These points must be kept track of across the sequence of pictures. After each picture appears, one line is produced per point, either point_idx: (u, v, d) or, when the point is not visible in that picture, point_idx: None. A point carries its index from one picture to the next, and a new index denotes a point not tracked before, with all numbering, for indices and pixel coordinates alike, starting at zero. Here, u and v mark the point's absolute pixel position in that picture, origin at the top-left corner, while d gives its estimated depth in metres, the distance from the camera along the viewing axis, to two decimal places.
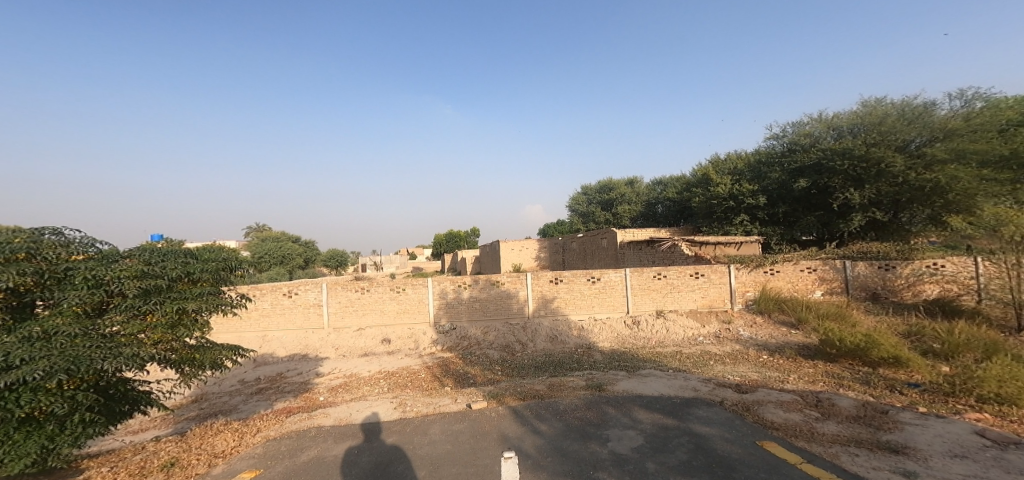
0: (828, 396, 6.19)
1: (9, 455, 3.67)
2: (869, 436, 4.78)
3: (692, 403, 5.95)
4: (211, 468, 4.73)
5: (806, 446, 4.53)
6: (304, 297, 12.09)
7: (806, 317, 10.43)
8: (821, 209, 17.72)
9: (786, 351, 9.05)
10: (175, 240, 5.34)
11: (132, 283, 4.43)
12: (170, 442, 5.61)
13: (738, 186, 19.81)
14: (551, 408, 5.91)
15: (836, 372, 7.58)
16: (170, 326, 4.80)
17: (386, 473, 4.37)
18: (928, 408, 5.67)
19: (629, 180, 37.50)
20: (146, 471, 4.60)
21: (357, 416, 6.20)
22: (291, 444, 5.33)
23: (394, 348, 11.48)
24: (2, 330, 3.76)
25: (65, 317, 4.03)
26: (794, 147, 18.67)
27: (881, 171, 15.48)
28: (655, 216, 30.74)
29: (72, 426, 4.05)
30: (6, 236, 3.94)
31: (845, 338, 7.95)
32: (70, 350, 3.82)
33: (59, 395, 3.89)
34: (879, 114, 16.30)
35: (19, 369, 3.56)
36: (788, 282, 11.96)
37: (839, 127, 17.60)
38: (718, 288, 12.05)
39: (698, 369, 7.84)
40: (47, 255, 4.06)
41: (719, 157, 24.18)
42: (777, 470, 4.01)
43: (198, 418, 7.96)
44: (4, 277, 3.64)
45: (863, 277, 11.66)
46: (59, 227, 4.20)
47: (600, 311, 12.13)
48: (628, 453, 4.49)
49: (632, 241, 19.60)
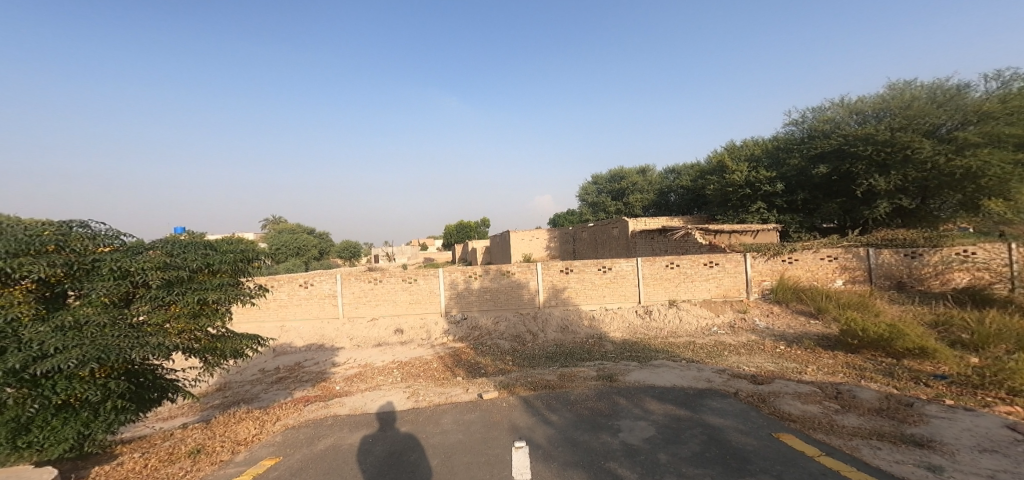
0: (848, 388, 6.07)
1: (49, 440, 3.91)
2: (892, 429, 4.68)
3: (706, 393, 5.91)
4: (235, 455, 4.90)
5: (825, 439, 4.44)
6: (319, 288, 12.31)
7: (826, 306, 10.16)
8: (843, 196, 17.27)
9: (805, 341, 8.89)
10: (196, 232, 5.50)
11: (156, 274, 4.57)
12: (197, 430, 5.81)
13: (755, 172, 19.31)
14: (562, 398, 5.92)
15: (857, 363, 7.41)
16: (193, 316, 4.93)
17: (400, 461, 4.46)
18: (955, 400, 5.52)
19: (642, 170, 36.60)
20: (174, 457, 4.78)
21: (372, 406, 6.33)
22: (309, 432, 5.47)
23: (406, 338, 11.64)
24: (37, 319, 3.91)
25: (95, 307, 4.19)
26: (814, 133, 18.18)
27: (907, 157, 14.89)
28: (668, 205, 30.50)
29: (105, 413, 4.27)
30: (37, 229, 4.09)
31: (868, 329, 7.76)
32: (100, 340, 4.00)
33: (92, 382, 4.08)
34: (907, 98, 15.73)
35: (54, 357, 3.74)
36: (808, 271, 11.72)
37: (863, 111, 17.15)
38: (732, 278, 11.83)
39: (712, 360, 7.75)
40: (75, 247, 4.21)
41: (735, 144, 23.72)
42: (794, 462, 3.95)
43: (221, 406, 8.21)
44: (35, 269, 3.80)
45: (888, 266, 11.34)
46: (85, 220, 4.35)
47: (611, 301, 12.06)
48: (639, 444, 4.49)
49: (644, 231, 19.37)
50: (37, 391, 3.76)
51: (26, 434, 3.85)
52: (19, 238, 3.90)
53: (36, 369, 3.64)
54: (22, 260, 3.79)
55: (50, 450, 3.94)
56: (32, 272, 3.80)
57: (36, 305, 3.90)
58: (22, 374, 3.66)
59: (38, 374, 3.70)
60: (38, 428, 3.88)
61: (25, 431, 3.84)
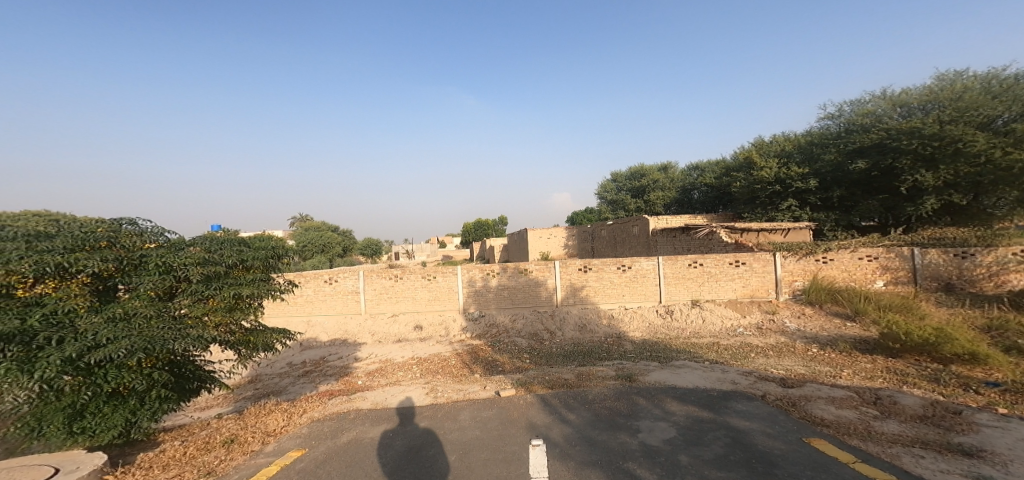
0: (889, 393, 5.76)
1: (100, 427, 4.21)
2: (936, 437, 4.41)
3: (731, 396, 5.73)
4: (264, 446, 5.09)
5: (861, 446, 4.24)
6: (342, 284, 12.64)
7: (864, 308, 9.69)
8: (885, 192, 16.44)
9: (840, 344, 8.50)
10: (231, 229, 5.72)
11: (196, 269, 4.79)
12: (230, 420, 6.06)
13: (785, 169, 18.58)
14: (580, 397, 5.86)
15: (899, 368, 7.03)
16: (229, 310, 5.16)
17: (419, 456, 4.52)
18: (1008, 409, 5.15)
19: (663, 167, 35.89)
20: (210, 446, 5.01)
21: (392, 400, 6.46)
22: (332, 425, 5.63)
23: (426, 335, 11.79)
24: (92, 310, 4.18)
25: (142, 300, 4.44)
26: (853, 127, 17.36)
27: (958, 150, 13.87)
28: (692, 203, 29.90)
29: (150, 402, 4.54)
30: (92, 226, 4.39)
31: (912, 332, 7.35)
32: (147, 331, 4.23)
33: (138, 372, 4.33)
34: (958, 89, 14.85)
35: (106, 347, 3.99)
36: (844, 271, 11.21)
37: (908, 104, 16.22)
38: (761, 277, 11.44)
39: (737, 362, 7.52)
40: (125, 243, 4.47)
41: (763, 139, 22.92)
42: (825, 468, 3.78)
43: (253, 397, 8.55)
44: (90, 263, 4.07)
45: (935, 266, 10.72)
46: (133, 217, 4.62)
47: (631, 300, 11.87)
48: (659, 445, 4.40)
49: (666, 229, 18.97)
50: (91, 379, 4.05)
51: (81, 419, 4.16)
52: (76, 235, 4.19)
53: (90, 358, 3.92)
54: (79, 255, 4.06)
55: (101, 435, 4.23)
56: (87, 266, 4.07)
57: (90, 298, 4.18)
58: (78, 362, 3.94)
59: (92, 363, 3.97)
60: (92, 414, 4.20)
61: (80, 416, 4.15)
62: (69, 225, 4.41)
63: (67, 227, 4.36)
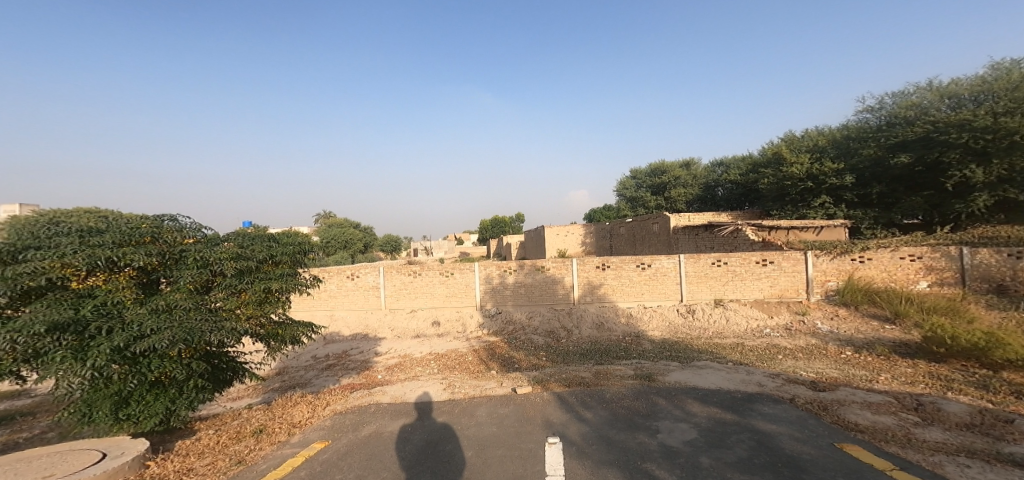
0: (931, 399, 5.44)
1: (143, 413, 4.45)
2: (984, 446, 4.14)
3: (756, 398, 5.54)
4: (290, 437, 5.25)
5: (899, 453, 4.02)
6: (364, 280, 12.92)
7: (906, 310, 9.18)
8: (930, 189, 15.55)
9: (877, 347, 8.09)
10: (260, 226, 5.93)
11: (230, 264, 5.00)
12: (259, 411, 6.29)
13: (818, 165, 17.80)
14: (598, 396, 5.79)
15: (943, 374, 6.62)
16: (259, 304, 5.35)
17: (437, 451, 4.57)
18: None
19: (686, 163, 34.89)
20: (241, 436, 5.21)
21: (410, 395, 6.54)
22: (354, 418, 5.75)
23: (443, 331, 11.90)
24: (137, 302, 4.39)
25: (182, 293, 4.64)
26: (895, 120, 16.49)
27: (1014, 143, 13.17)
28: (717, 200, 29.25)
29: (188, 391, 4.76)
30: (136, 222, 4.61)
31: (959, 337, 6.90)
32: (187, 323, 4.42)
33: (178, 361, 4.55)
34: (1016, 79, 13.96)
35: (150, 337, 4.20)
36: (884, 271, 10.66)
37: (958, 95, 15.31)
38: (790, 277, 11.01)
39: (764, 364, 7.25)
40: (167, 238, 4.68)
41: (794, 133, 22.05)
42: (857, 475, 3.61)
43: (280, 389, 8.84)
44: (137, 258, 4.27)
45: (984, 267, 10.01)
46: (174, 214, 4.83)
47: (650, 299, 11.64)
48: (680, 446, 4.30)
49: (688, 226, 18.52)
50: (136, 368, 4.26)
51: (126, 406, 4.39)
52: (123, 230, 4.40)
53: (136, 348, 4.13)
54: (125, 249, 4.27)
55: (144, 422, 4.47)
56: (133, 260, 4.27)
57: (136, 290, 4.39)
58: (125, 352, 4.15)
59: (137, 352, 4.19)
60: (136, 402, 4.42)
61: (125, 404, 4.38)
62: (116, 220, 4.64)
63: (114, 223, 4.58)
